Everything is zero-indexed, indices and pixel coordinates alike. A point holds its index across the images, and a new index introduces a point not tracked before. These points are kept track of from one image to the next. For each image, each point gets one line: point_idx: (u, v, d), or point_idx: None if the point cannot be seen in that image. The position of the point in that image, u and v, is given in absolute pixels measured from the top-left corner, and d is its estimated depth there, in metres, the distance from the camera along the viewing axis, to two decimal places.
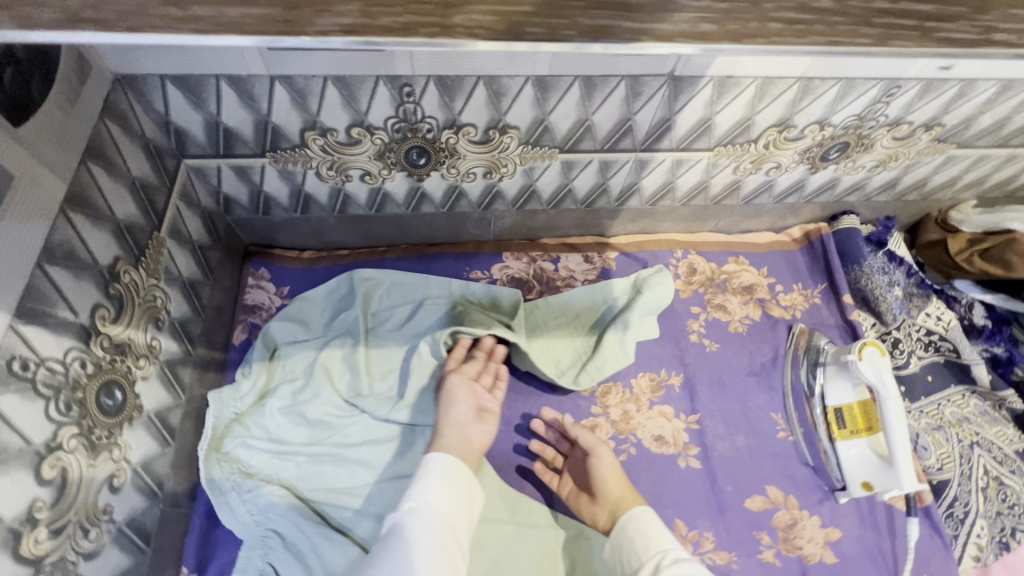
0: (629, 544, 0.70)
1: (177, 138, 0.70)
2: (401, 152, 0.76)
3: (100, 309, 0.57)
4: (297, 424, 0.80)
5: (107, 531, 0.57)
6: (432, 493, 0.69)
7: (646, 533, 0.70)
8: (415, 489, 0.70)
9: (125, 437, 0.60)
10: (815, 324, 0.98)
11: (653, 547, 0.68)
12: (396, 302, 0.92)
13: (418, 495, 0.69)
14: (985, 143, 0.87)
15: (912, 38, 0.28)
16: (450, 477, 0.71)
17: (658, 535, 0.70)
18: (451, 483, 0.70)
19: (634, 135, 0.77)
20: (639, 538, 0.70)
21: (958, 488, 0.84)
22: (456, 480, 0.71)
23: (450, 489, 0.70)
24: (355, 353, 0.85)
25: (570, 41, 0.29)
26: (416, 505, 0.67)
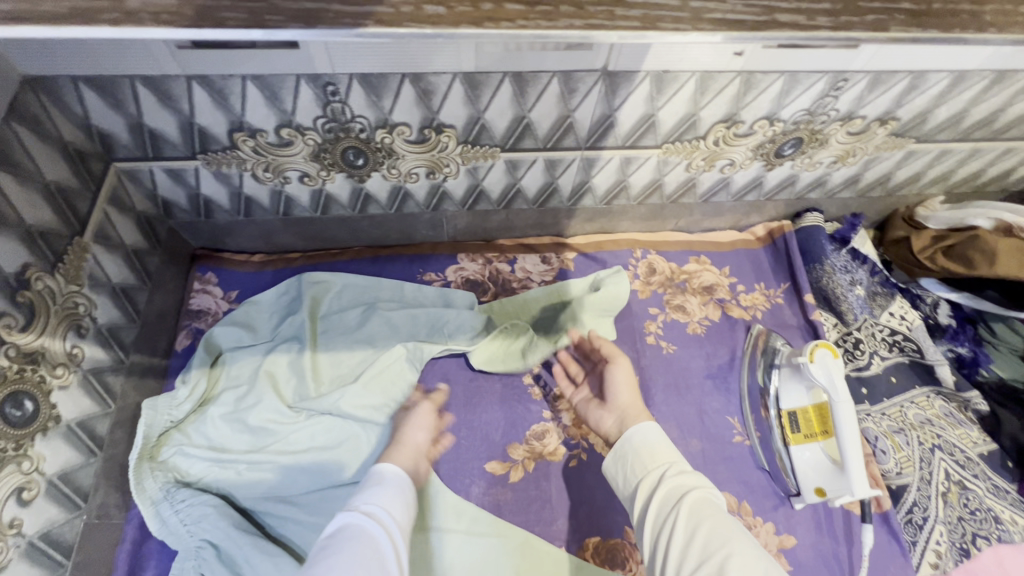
0: (633, 457, 0.65)
1: (102, 141, 0.68)
2: (336, 152, 0.74)
3: (5, 318, 0.55)
4: (238, 432, 0.77)
5: (15, 545, 0.56)
6: (387, 500, 0.63)
7: (651, 444, 0.65)
8: (369, 493, 0.64)
9: (38, 449, 0.59)
10: (776, 324, 0.95)
11: (658, 460, 0.63)
12: (346, 305, 0.90)
13: (373, 499, 0.63)
14: (945, 137, 0.84)
15: None
16: (400, 487, 0.66)
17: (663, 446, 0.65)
18: (404, 495, 0.66)
19: (576, 133, 0.75)
20: (642, 450, 0.64)
21: (918, 493, 0.81)
22: (405, 494, 0.66)
23: (402, 498, 0.65)
24: (300, 358, 0.83)
25: None
26: (373, 508, 0.61)
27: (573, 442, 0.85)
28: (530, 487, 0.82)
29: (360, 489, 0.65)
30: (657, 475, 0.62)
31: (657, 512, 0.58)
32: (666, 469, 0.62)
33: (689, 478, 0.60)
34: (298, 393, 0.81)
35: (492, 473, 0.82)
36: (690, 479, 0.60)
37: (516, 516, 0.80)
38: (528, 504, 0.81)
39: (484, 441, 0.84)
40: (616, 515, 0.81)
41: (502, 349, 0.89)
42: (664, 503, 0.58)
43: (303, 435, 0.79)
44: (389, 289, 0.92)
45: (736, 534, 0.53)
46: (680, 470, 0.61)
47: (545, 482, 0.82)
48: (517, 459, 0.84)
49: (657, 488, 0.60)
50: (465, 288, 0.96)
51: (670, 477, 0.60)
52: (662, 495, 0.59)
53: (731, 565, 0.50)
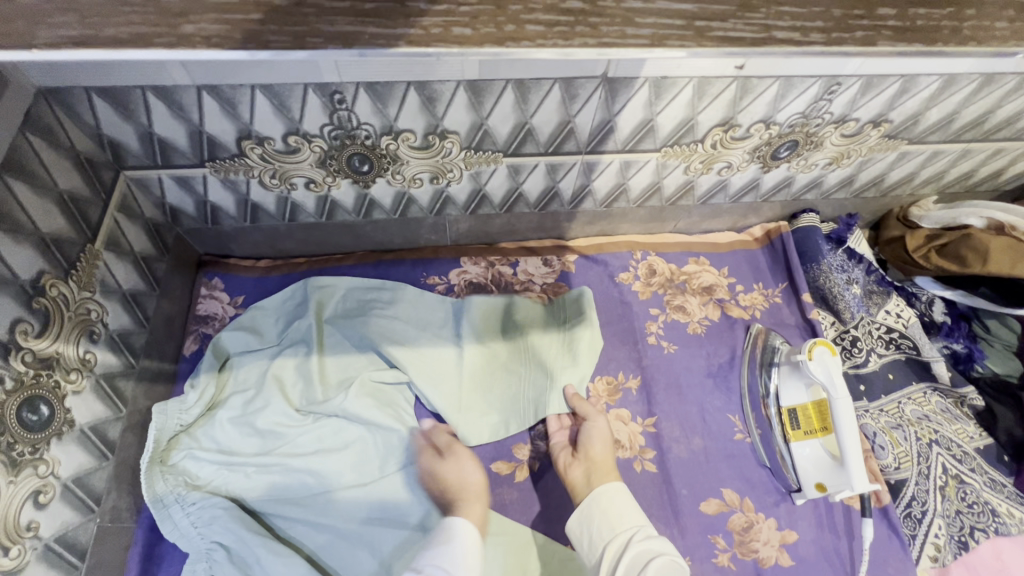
0: (599, 519, 0.71)
1: (112, 150, 0.69)
2: (342, 159, 0.76)
3: (22, 324, 0.57)
4: (247, 435, 0.78)
5: (32, 547, 0.57)
6: (453, 560, 0.67)
7: (617, 508, 0.71)
8: (430, 553, 0.68)
9: (53, 452, 0.60)
10: (774, 323, 0.97)
11: (626, 524, 0.69)
12: (351, 309, 0.91)
13: (433, 560, 0.67)
14: (936, 138, 0.86)
15: None
16: (466, 546, 0.70)
17: (628, 513, 0.71)
18: (474, 555, 0.69)
19: (576, 138, 0.77)
20: (609, 514, 0.70)
21: (916, 487, 0.83)
22: (475, 555, 0.69)
23: (467, 557, 0.68)
24: (306, 362, 0.84)
25: None
26: (433, 568, 0.65)
27: None
28: (535, 487, 0.83)
29: (431, 544, 0.70)
30: (622, 540, 0.67)
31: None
32: (632, 532, 0.68)
33: (652, 543, 0.66)
34: (304, 396, 0.82)
35: (497, 472, 0.84)
36: (654, 543, 0.66)
37: (521, 516, 0.81)
38: (534, 503, 0.82)
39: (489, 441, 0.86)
40: None
41: (485, 382, 0.88)
42: (629, 569, 0.64)
43: (310, 437, 0.80)
44: (391, 291, 0.93)
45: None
46: (645, 535, 0.67)
47: (549, 481, 0.83)
48: (521, 459, 0.85)
49: (623, 553, 0.65)
50: (469, 291, 0.97)
51: (636, 541, 0.66)
52: (628, 559, 0.64)
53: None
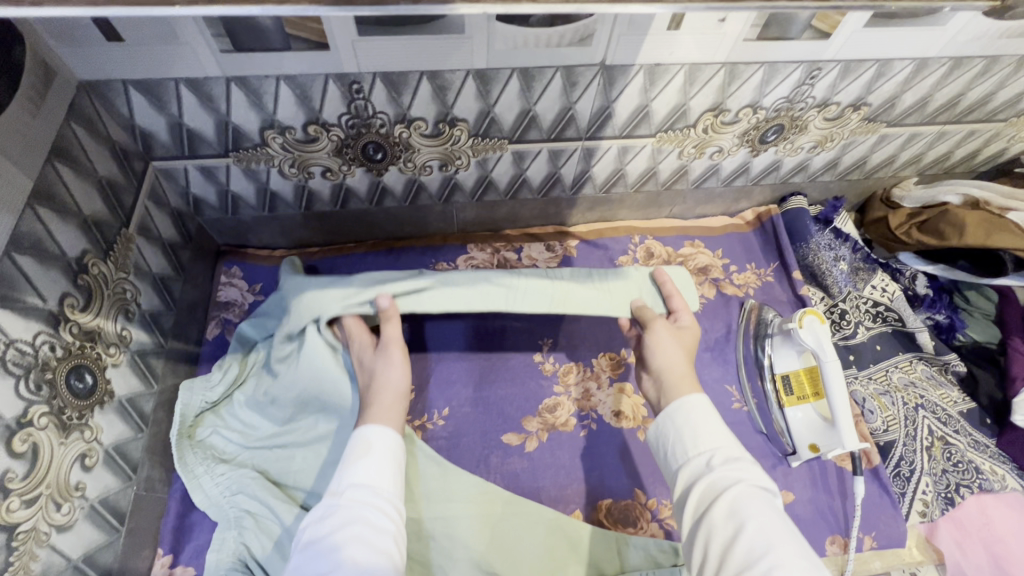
0: (674, 433, 0.68)
1: (143, 141, 0.74)
2: (358, 147, 0.81)
3: (68, 298, 0.61)
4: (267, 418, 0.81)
5: (79, 507, 0.61)
6: (373, 474, 0.66)
7: (695, 428, 0.67)
8: (353, 468, 0.67)
9: (96, 420, 0.64)
10: (767, 300, 1.02)
11: (703, 444, 0.66)
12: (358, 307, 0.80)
13: (355, 475, 0.66)
14: (913, 121, 0.92)
15: None
16: (387, 451, 0.69)
17: (709, 430, 0.67)
18: (390, 458, 0.68)
19: (577, 124, 0.82)
20: (687, 433, 0.67)
21: (904, 448, 0.88)
22: (389, 455, 0.69)
23: (387, 467, 0.68)
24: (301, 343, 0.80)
25: None
26: (355, 487, 0.65)
27: (583, 413, 0.91)
28: (545, 456, 0.87)
29: (350, 460, 0.68)
30: (700, 463, 0.65)
31: (697, 504, 0.62)
32: (709, 457, 0.65)
33: (732, 471, 0.62)
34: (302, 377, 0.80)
35: (508, 443, 0.88)
36: (733, 473, 0.62)
37: (533, 483, 0.85)
38: (545, 471, 0.86)
39: (499, 416, 0.90)
40: (626, 478, 0.87)
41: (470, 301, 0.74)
42: (705, 494, 0.62)
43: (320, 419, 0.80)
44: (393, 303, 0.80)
45: (778, 540, 0.56)
46: (724, 461, 0.63)
47: (558, 451, 0.88)
48: (531, 431, 0.89)
49: (701, 479, 0.63)
50: None
51: (715, 470, 0.63)
52: (705, 487, 0.62)
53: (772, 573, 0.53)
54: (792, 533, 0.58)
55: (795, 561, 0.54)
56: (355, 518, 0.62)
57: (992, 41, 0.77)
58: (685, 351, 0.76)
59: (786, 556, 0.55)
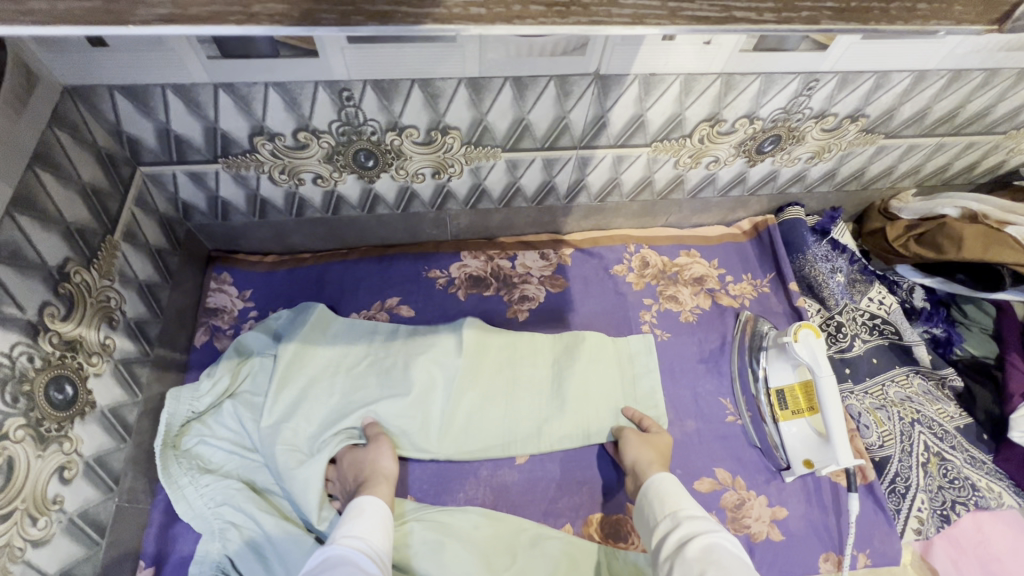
0: (651, 500, 0.73)
1: (131, 147, 0.73)
2: (349, 154, 0.80)
3: (49, 307, 0.60)
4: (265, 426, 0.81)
5: (57, 520, 0.60)
6: (367, 533, 0.69)
7: (664, 491, 0.73)
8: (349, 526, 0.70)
9: (76, 431, 0.63)
10: (762, 311, 1.01)
11: (672, 505, 0.71)
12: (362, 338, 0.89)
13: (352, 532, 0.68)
14: (912, 132, 0.91)
15: (662, 15, 0.28)
16: (383, 519, 0.72)
17: (677, 498, 0.72)
18: (383, 526, 0.71)
19: (571, 133, 0.81)
20: (657, 500, 0.72)
21: (900, 464, 0.87)
22: (383, 529, 0.71)
23: (378, 531, 0.70)
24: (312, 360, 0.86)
25: (363, 27, 0.28)
26: (351, 540, 0.67)
27: None
28: (535, 468, 0.86)
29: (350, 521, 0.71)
30: (670, 521, 0.69)
31: (669, 557, 0.65)
32: (674, 516, 0.69)
33: (697, 522, 0.67)
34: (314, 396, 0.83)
35: (499, 455, 0.87)
36: (700, 524, 0.66)
37: (523, 496, 0.84)
38: (535, 484, 0.85)
39: None
40: (618, 492, 0.85)
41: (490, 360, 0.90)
42: (676, 544, 0.65)
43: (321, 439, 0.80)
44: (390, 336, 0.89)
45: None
46: (689, 514, 0.68)
47: (548, 463, 0.87)
48: (522, 442, 0.88)
49: (670, 533, 0.67)
50: (469, 283, 1.01)
51: (681, 523, 0.67)
52: (674, 539, 0.66)
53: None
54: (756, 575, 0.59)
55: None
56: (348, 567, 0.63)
57: (992, 53, 0.76)
58: (659, 452, 0.81)
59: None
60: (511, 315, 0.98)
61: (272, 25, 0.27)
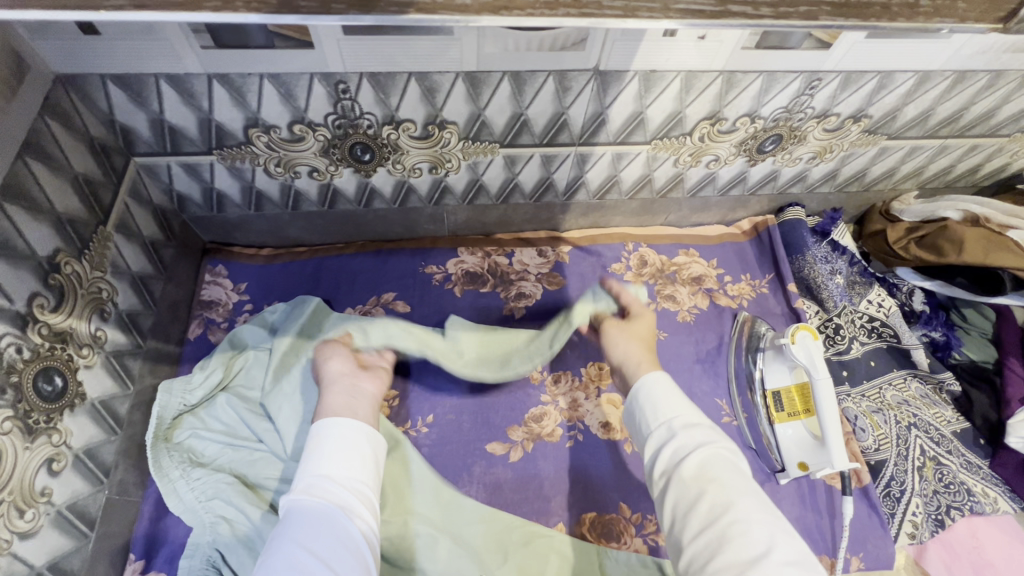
0: (643, 404, 0.66)
1: (124, 137, 0.72)
2: (345, 147, 0.79)
3: (38, 298, 0.59)
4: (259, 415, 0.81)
5: (45, 513, 0.59)
6: (336, 463, 0.64)
7: (655, 398, 0.66)
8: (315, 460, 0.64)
9: (66, 423, 0.62)
10: (761, 312, 1.00)
11: (664, 412, 0.64)
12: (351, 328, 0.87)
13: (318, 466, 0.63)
14: (915, 133, 0.90)
15: (657, 8, 0.27)
16: (349, 441, 0.66)
17: (671, 403, 0.65)
18: (357, 451, 0.66)
19: (570, 130, 0.80)
20: (651, 408, 0.65)
21: (895, 468, 0.86)
22: (358, 445, 0.67)
23: (349, 454, 0.65)
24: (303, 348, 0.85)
25: (345, 14, 0.28)
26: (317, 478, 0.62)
27: (569, 424, 0.89)
28: (528, 466, 0.86)
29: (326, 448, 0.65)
30: (664, 431, 0.63)
31: (664, 470, 0.60)
32: (670, 426, 0.62)
33: (695, 435, 0.60)
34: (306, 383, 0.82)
35: (492, 452, 0.86)
36: (698, 435, 0.60)
37: (515, 494, 0.84)
38: (528, 482, 0.85)
39: (484, 424, 0.88)
40: (611, 492, 0.85)
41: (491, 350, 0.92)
42: (671, 457, 0.60)
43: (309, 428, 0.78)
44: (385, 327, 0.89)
45: (743, 496, 0.55)
46: (686, 424, 0.62)
47: (542, 462, 0.86)
48: (516, 440, 0.87)
49: (664, 445, 0.61)
50: (465, 280, 1.00)
51: (677, 435, 0.61)
52: (669, 453, 0.61)
53: (733, 531, 0.52)
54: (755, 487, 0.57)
55: (759, 516, 0.53)
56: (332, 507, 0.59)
57: (998, 54, 0.75)
58: (643, 348, 0.78)
59: (749, 511, 0.54)
60: (508, 313, 0.98)
61: (249, 12, 0.27)
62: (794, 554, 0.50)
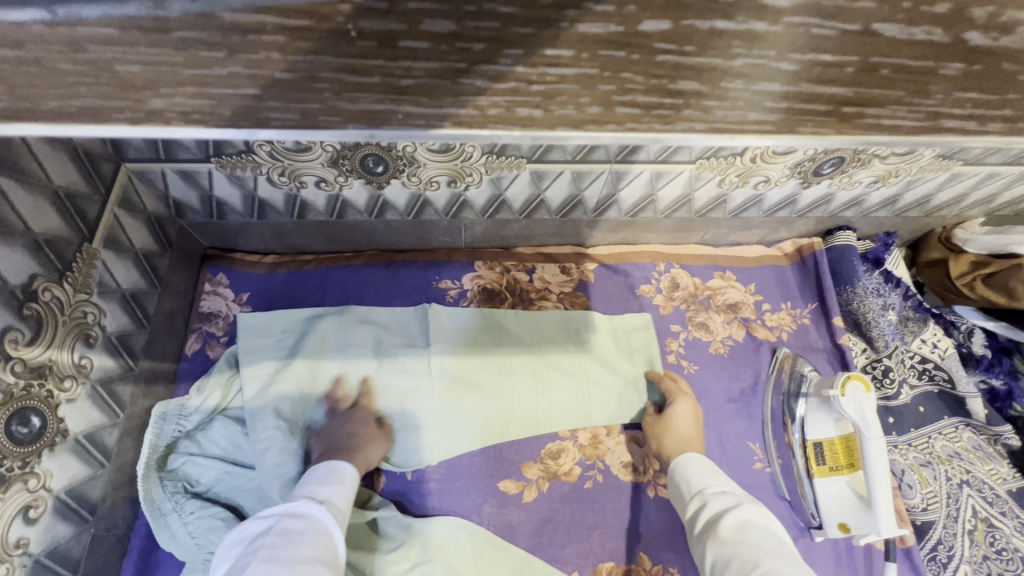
0: (680, 481, 0.71)
1: (113, 143, 0.64)
2: (356, 159, 0.70)
3: (12, 333, 0.53)
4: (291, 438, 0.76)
5: (21, 565, 0.55)
6: (340, 496, 0.65)
7: (689, 473, 0.70)
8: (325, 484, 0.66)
9: (44, 465, 0.57)
10: (802, 347, 0.92)
11: (696, 486, 0.68)
12: (359, 345, 0.84)
13: (327, 492, 0.65)
14: (995, 160, 0.79)
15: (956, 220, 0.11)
16: (350, 480, 0.69)
17: (704, 474, 0.69)
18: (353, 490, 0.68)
19: (607, 147, 0.70)
20: (685, 479, 0.70)
21: (943, 531, 0.79)
22: (347, 489, 0.67)
23: (347, 496, 0.67)
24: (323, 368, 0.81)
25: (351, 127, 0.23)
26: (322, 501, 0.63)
27: (588, 462, 0.83)
28: (543, 508, 0.80)
29: (320, 479, 0.66)
30: (699, 501, 0.66)
31: (702, 534, 0.62)
32: (703, 493, 0.66)
33: (724, 500, 0.64)
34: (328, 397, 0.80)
35: (504, 491, 0.80)
36: (728, 500, 0.63)
37: (529, 538, 0.78)
38: (542, 526, 0.79)
39: (497, 459, 0.82)
40: (631, 540, 0.79)
41: (503, 369, 0.86)
42: (707, 527, 0.62)
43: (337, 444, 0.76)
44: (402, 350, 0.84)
45: (773, 554, 0.54)
46: (715, 491, 0.65)
47: (558, 504, 0.80)
48: (531, 478, 0.81)
49: (699, 513, 0.65)
50: (481, 298, 0.92)
51: (708, 503, 0.64)
52: (703, 521, 0.63)
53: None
54: (793, 554, 0.56)
55: (789, 569, 0.52)
56: (316, 530, 0.59)
57: None
58: (684, 437, 0.78)
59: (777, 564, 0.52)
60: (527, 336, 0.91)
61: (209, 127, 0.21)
62: None
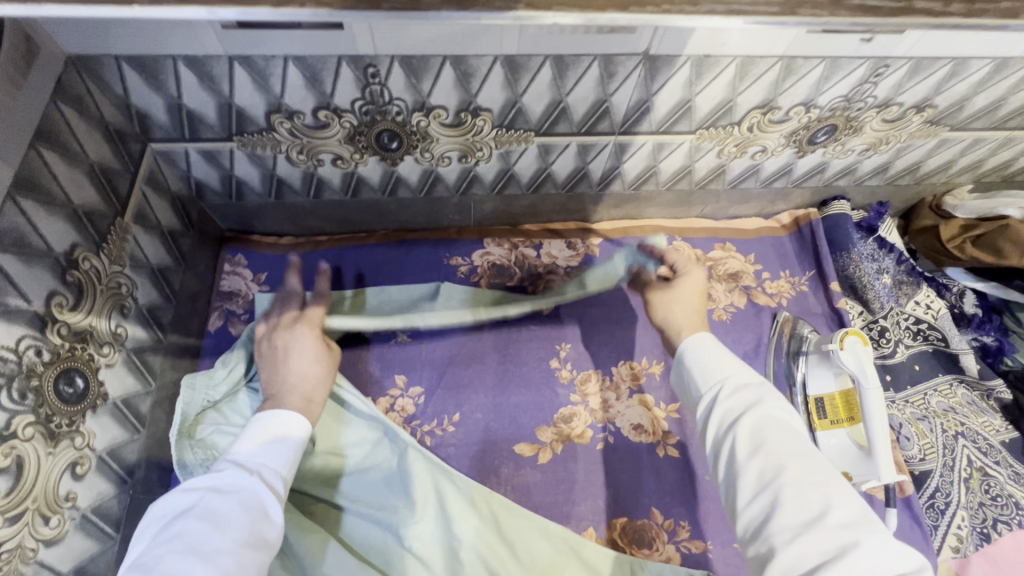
0: (689, 370, 0.64)
1: (140, 121, 0.67)
2: (371, 135, 0.73)
3: (56, 297, 0.57)
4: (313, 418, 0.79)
5: (70, 517, 0.59)
6: (282, 461, 0.64)
7: (701, 363, 0.63)
8: (264, 450, 0.65)
9: (88, 425, 0.61)
10: (801, 312, 0.96)
11: (710, 378, 0.61)
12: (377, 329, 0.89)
13: (265, 458, 0.64)
14: (980, 125, 0.83)
15: None
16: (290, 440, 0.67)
17: (717, 362, 0.62)
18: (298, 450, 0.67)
19: (611, 117, 0.74)
20: (697, 368, 0.63)
21: (940, 479, 0.83)
22: (291, 448, 0.67)
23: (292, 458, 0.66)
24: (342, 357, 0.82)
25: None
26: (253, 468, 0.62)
27: (599, 425, 0.86)
28: (557, 469, 0.83)
29: (256, 441, 0.65)
30: (712, 394, 0.60)
31: (715, 437, 0.57)
32: (719, 387, 0.60)
33: (739, 399, 0.58)
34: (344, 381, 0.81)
35: (519, 454, 0.84)
36: (744, 399, 0.57)
37: (544, 498, 0.81)
38: (557, 485, 0.82)
39: (512, 423, 0.86)
40: (643, 497, 0.82)
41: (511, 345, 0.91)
42: (720, 428, 0.57)
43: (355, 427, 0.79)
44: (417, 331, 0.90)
45: (801, 462, 0.51)
46: (730, 388, 0.59)
47: (571, 464, 0.84)
48: (544, 442, 0.85)
49: (711, 413, 0.59)
50: (491, 273, 0.95)
51: (723, 400, 0.58)
52: (717, 418, 0.58)
53: (783, 495, 0.49)
54: (813, 451, 0.53)
55: (812, 480, 0.50)
56: (246, 504, 0.58)
57: None
58: (692, 310, 0.75)
59: (801, 475, 0.50)
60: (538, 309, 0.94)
61: None
62: (851, 510, 0.48)
